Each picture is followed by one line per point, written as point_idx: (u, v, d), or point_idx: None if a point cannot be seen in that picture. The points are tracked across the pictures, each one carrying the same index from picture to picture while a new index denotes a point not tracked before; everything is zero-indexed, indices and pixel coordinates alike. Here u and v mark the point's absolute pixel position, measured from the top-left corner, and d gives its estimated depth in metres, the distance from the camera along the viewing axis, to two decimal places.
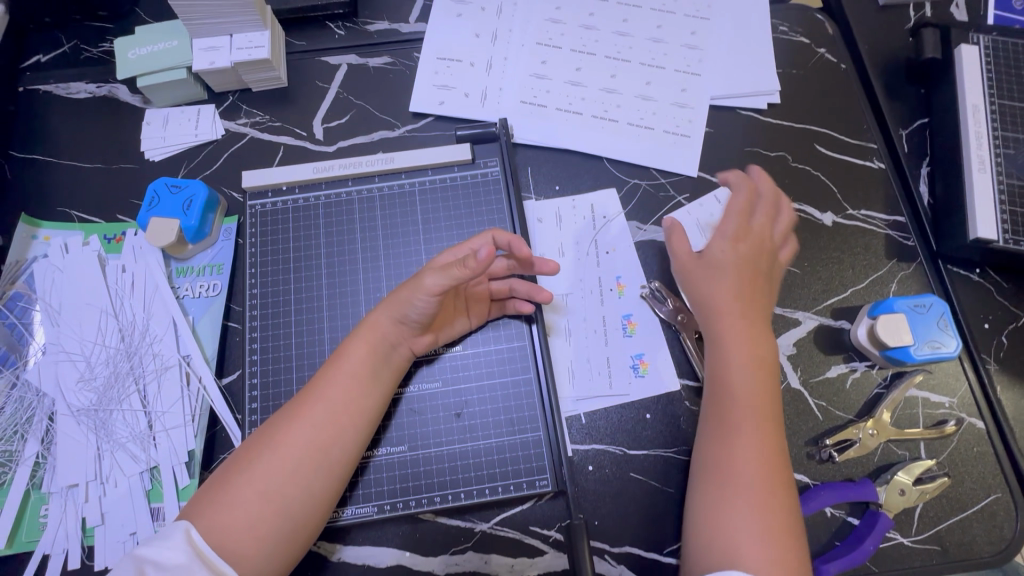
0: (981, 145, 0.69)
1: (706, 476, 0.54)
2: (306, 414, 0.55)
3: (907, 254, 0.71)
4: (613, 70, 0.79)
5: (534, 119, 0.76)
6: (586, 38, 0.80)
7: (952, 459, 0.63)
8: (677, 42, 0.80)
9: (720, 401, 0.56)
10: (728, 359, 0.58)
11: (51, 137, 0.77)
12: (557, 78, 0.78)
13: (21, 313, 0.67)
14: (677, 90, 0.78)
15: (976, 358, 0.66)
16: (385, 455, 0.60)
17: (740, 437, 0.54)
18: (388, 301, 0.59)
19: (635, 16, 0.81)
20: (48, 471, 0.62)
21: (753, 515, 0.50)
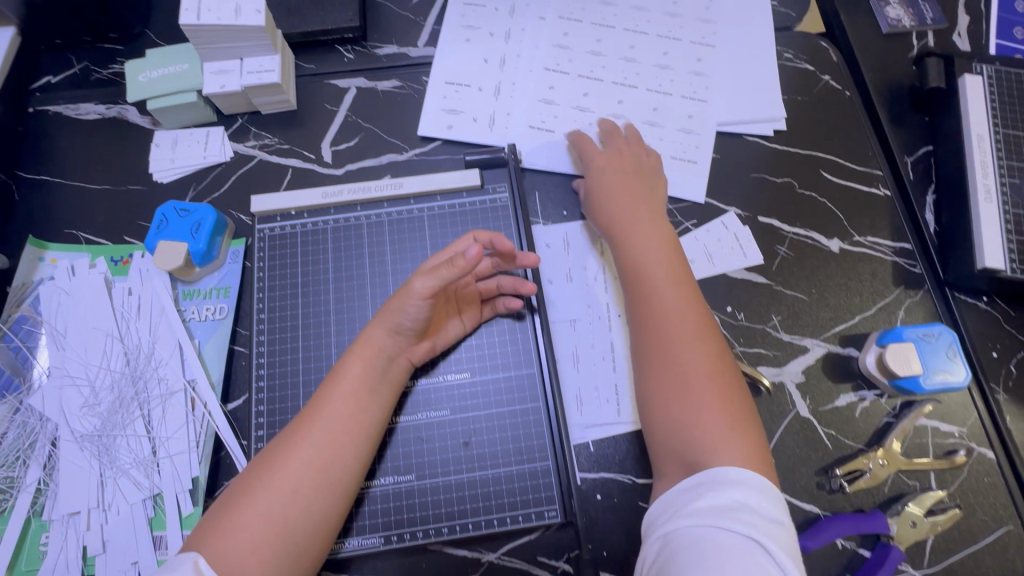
0: (986, 174, 0.70)
1: (650, 382, 0.57)
2: (305, 438, 0.54)
3: (915, 281, 0.71)
4: (620, 95, 0.79)
5: (542, 143, 0.76)
6: (594, 64, 0.81)
7: (963, 490, 0.62)
8: (683, 68, 0.81)
9: (641, 308, 0.61)
10: (639, 269, 0.63)
11: (59, 158, 0.78)
12: (565, 103, 0.79)
13: (26, 336, 0.67)
14: (685, 115, 0.78)
15: (985, 387, 0.66)
16: (385, 484, 0.59)
17: (671, 332, 0.58)
18: (383, 317, 0.58)
19: (642, 42, 0.82)
20: (49, 498, 0.61)
21: (684, 384, 0.55)
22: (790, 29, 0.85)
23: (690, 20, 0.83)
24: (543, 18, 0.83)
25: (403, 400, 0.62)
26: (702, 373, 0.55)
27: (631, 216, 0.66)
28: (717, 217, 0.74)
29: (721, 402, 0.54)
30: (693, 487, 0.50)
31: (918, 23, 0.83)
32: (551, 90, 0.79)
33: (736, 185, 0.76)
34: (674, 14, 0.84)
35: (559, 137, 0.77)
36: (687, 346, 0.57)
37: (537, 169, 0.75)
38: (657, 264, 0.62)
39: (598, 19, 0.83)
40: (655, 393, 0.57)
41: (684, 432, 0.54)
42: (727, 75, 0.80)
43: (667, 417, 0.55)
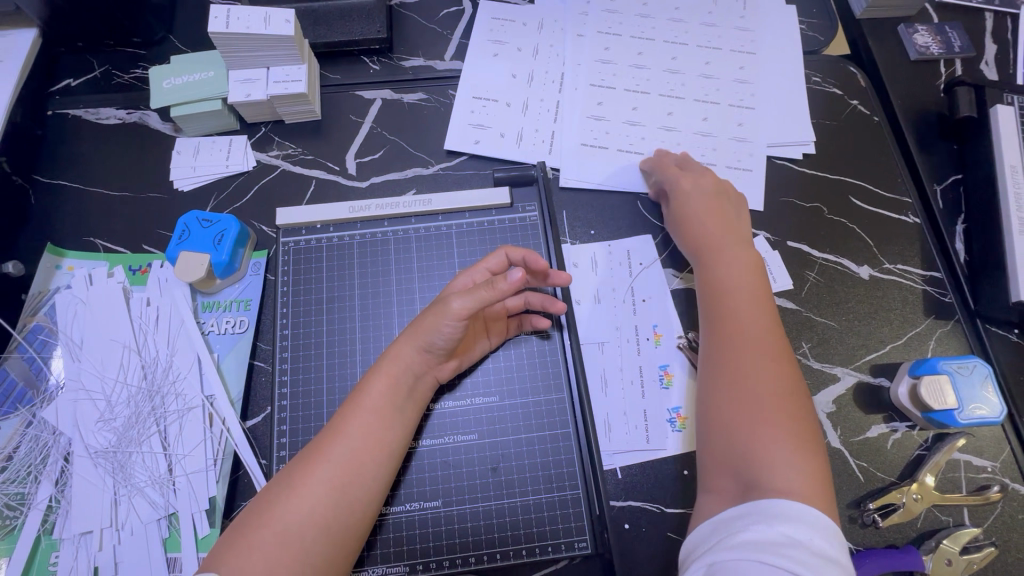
0: (1020, 206, 0.69)
1: (718, 399, 0.56)
2: (331, 454, 0.52)
3: (946, 311, 0.70)
4: (650, 114, 0.79)
5: (571, 161, 0.76)
6: (623, 82, 0.80)
7: (997, 527, 0.61)
8: (713, 88, 0.80)
9: (716, 323, 0.60)
10: (721, 285, 0.62)
11: (77, 163, 0.76)
12: (594, 121, 0.78)
13: (41, 346, 0.65)
14: (715, 135, 0.78)
15: (1019, 422, 0.65)
16: (404, 511, 0.58)
17: (749, 352, 0.57)
18: (412, 332, 0.57)
19: (671, 62, 0.82)
20: (61, 515, 0.59)
21: (756, 408, 0.54)
22: (819, 53, 0.84)
23: (719, 41, 0.83)
24: (571, 35, 0.83)
25: (423, 423, 0.61)
26: (772, 396, 0.54)
27: (710, 231, 0.66)
28: None
29: (788, 428, 0.53)
30: (740, 518, 0.48)
31: (947, 50, 0.83)
32: (581, 107, 0.79)
33: (766, 208, 0.75)
34: (702, 35, 0.84)
35: (588, 155, 0.76)
36: (762, 366, 0.56)
37: (566, 188, 0.74)
38: (739, 282, 0.62)
39: (627, 37, 0.83)
40: (719, 409, 0.56)
41: (743, 453, 0.53)
42: (756, 97, 0.80)
43: (730, 436, 0.54)
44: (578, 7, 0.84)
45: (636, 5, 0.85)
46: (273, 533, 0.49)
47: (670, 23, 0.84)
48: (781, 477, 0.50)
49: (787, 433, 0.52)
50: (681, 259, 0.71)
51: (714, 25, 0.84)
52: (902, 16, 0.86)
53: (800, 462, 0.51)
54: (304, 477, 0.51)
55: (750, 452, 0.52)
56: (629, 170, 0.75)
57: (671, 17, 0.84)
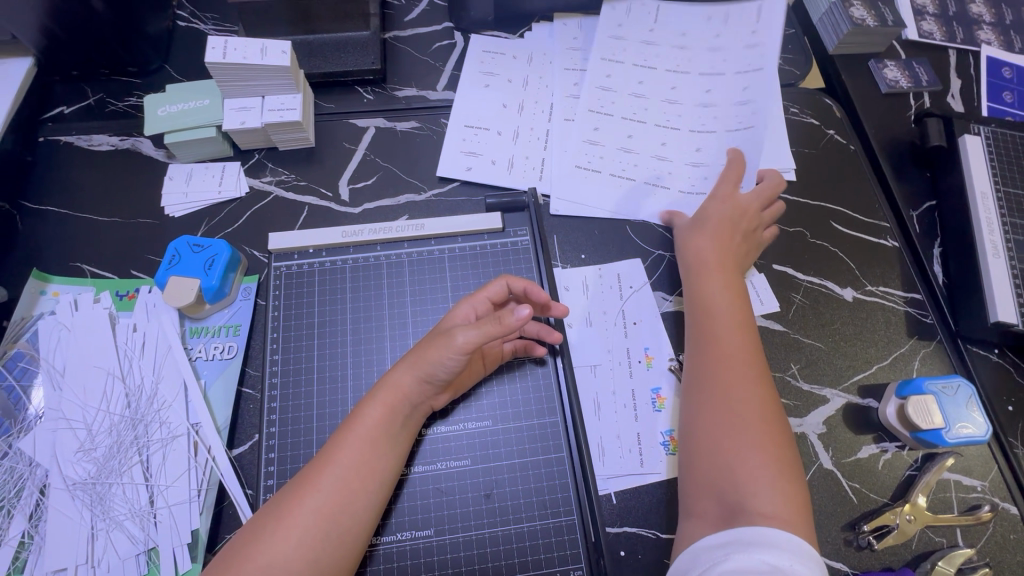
0: (991, 230, 0.72)
1: (702, 425, 0.57)
2: (319, 484, 0.51)
3: (928, 332, 0.72)
4: (642, 142, 0.81)
5: (563, 189, 0.77)
6: (617, 111, 0.82)
7: (989, 547, 0.61)
8: (706, 114, 0.82)
9: (705, 347, 0.61)
10: (709, 311, 0.63)
11: (68, 188, 0.76)
12: (587, 149, 0.80)
13: (21, 374, 0.62)
14: (705, 161, 0.79)
15: (1003, 441, 0.66)
16: (394, 541, 0.56)
17: (735, 380, 0.58)
18: (411, 358, 0.57)
19: (664, 90, 0.84)
20: (33, 553, 0.56)
21: (741, 435, 0.55)
22: (794, 87, 0.89)
23: (713, 67, 0.84)
24: (559, 67, 0.86)
25: (415, 449, 0.60)
26: (760, 425, 0.55)
27: (718, 253, 0.68)
28: None
29: (772, 456, 0.54)
30: (718, 547, 0.49)
31: (915, 84, 0.88)
32: (574, 134, 0.81)
33: None
34: (695, 60, 0.85)
35: (581, 182, 0.78)
36: (748, 394, 0.57)
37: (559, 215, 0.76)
38: (726, 309, 0.63)
39: (620, 66, 0.85)
40: (705, 434, 0.57)
41: (729, 477, 0.53)
42: None
43: (716, 461, 0.55)
44: (567, 41, 0.88)
45: (621, 40, 0.88)
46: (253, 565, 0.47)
47: (664, 50, 0.86)
48: (765, 504, 0.51)
49: (771, 461, 0.54)
50: (670, 281, 0.73)
51: (702, 49, 0.85)
52: (872, 52, 0.91)
53: (785, 493, 0.52)
54: (291, 505, 0.50)
55: (732, 478, 0.53)
56: (620, 198, 0.77)
57: (661, 45, 0.86)
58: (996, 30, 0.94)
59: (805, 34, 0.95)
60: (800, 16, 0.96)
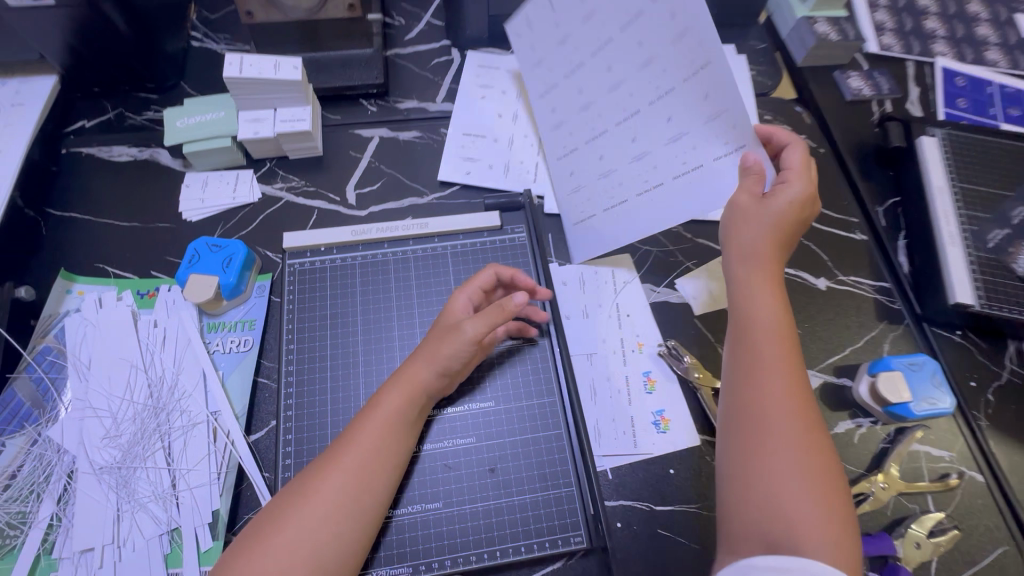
0: (948, 220, 0.78)
1: (750, 451, 0.53)
2: (335, 469, 0.54)
3: (895, 316, 0.78)
4: (624, 128, 0.73)
5: (585, 210, 0.77)
6: (586, 101, 0.75)
7: (959, 511, 0.66)
8: (670, 70, 0.67)
9: (747, 357, 0.57)
10: (753, 323, 0.59)
11: (90, 196, 0.80)
12: (584, 157, 0.77)
13: (49, 367, 0.66)
14: (688, 132, 0.68)
15: (967, 413, 0.71)
16: (407, 514, 0.60)
17: (783, 404, 0.54)
18: (422, 353, 0.60)
19: (622, 57, 0.71)
20: (61, 534, 0.59)
21: (790, 463, 0.51)
22: (766, 98, 0.97)
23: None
24: None
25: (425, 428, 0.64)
26: (809, 454, 0.52)
27: (768, 249, 0.62)
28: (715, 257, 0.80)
29: (820, 486, 0.51)
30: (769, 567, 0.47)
31: (877, 91, 0.96)
32: (561, 151, 0.79)
33: None
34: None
35: (594, 198, 0.76)
36: (796, 421, 0.53)
37: (573, 240, 0.78)
38: (771, 322, 0.58)
39: (558, 48, 0.76)
40: (750, 460, 0.53)
41: (774, 509, 0.50)
42: None
43: (762, 490, 0.51)
44: None
45: None
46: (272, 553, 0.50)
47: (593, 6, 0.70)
48: (807, 533, 0.48)
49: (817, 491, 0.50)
50: (658, 274, 0.78)
51: None
52: (837, 64, 0.99)
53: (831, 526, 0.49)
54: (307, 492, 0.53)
55: (776, 498, 0.50)
56: (621, 206, 0.74)
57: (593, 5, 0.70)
58: (949, 43, 1.03)
59: (777, 48, 1.03)
60: (771, 33, 1.04)
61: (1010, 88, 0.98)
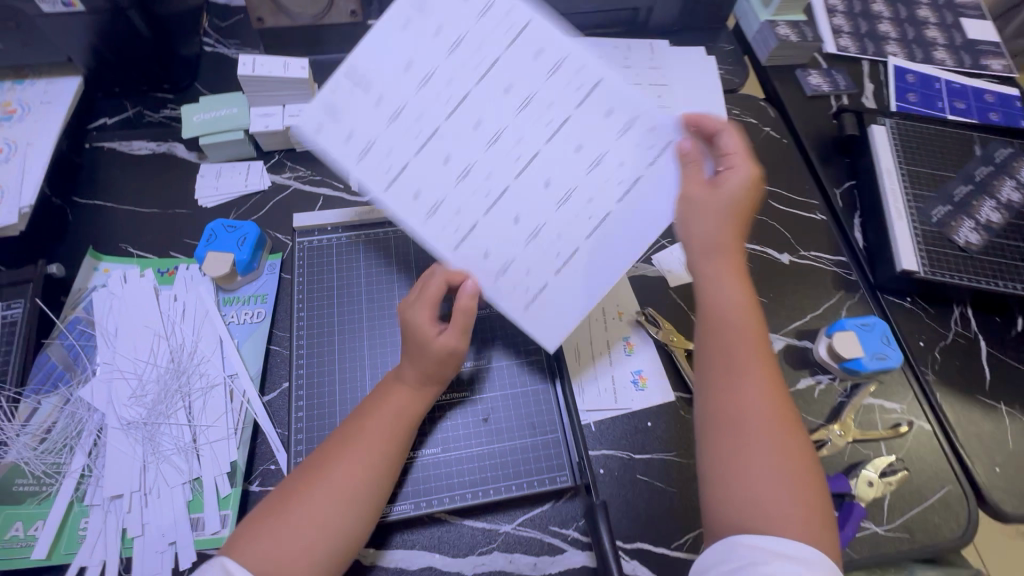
0: (896, 198, 0.86)
1: (723, 438, 0.56)
2: (346, 459, 0.58)
3: (851, 286, 0.86)
4: (526, 179, 0.60)
5: (525, 288, 0.60)
6: (460, 159, 0.60)
7: (908, 455, 0.73)
8: (556, 102, 0.60)
9: (730, 355, 0.60)
10: (720, 317, 0.62)
11: (112, 185, 0.87)
12: (493, 227, 0.60)
13: (80, 335, 0.72)
14: (608, 154, 0.59)
15: (915, 369, 0.79)
16: (425, 454, 0.67)
17: (750, 395, 0.58)
18: (420, 370, 0.63)
19: (489, 104, 0.60)
20: (92, 483, 0.65)
21: (763, 447, 0.55)
22: (733, 94, 1.05)
23: (515, 25, 0.59)
24: None
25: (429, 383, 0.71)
26: (782, 440, 0.55)
27: (730, 241, 0.64)
28: None
29: (792, 467, 0.54)
30: (760, 548, 0.49)
31: (834, 87, 1.05)
32: (454, 237, 0.60)
33: None
34: (483, 46, 0.59)
35: (533, 267, 0.60)
36: (767, 412, 0.57)
37: (533, 328, 0.60)
38: (735, 316, 0.62)
39: (390, 126, 0.59)
40: (726, 450, 0.56)
41: (750, 489, 0.53)
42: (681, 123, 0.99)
43: (741, 474, 0.54)
44: None
45: None
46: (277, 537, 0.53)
47: (432, 67, 0.59)
48: (782, 509, 0.52)
49: (790, 472, 0.54)
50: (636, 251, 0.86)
51: (646, 69, 1.04)
52: (798, 64, 1.08)
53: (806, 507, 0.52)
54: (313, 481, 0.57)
55: (757, 482, 0.53)
56: (573, 255, 0.60)
57: (413, 56, 0.59)
58: (900, 44, 1.13)
59: (743, 50, 1.12)
60: (737, 36, 1.13)
61: (956, 84, 1.08)
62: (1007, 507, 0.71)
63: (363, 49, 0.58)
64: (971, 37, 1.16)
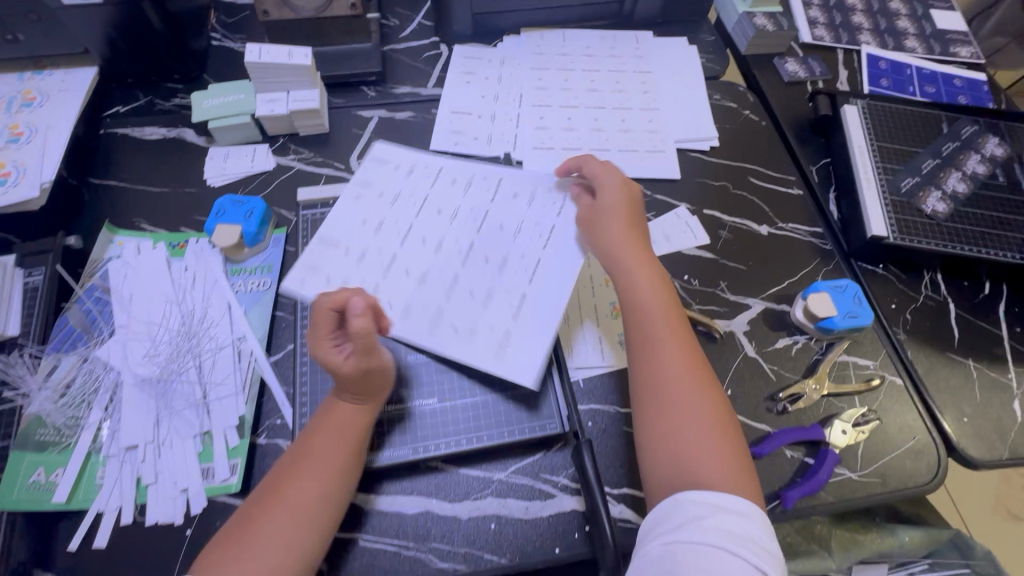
0: (867, 172, 0.91)
1: (649, 417, 0.65)
2: (295, 475, 0.61)
3: (827, 255, 0.90)
4: (471, 263, 0.77)
5: (496, 340, 0.71)
6: (418, 269, 0.76)
7: (882, 407, 0.77)
8: (475, 206, 0.82)
9: (648, 345, 0.69)
10: (638, 307, 0.71)
11: (125, 168, 0.92)
12: (458, 306, 0.74)
13: (97, 301, 0.77)
14: (525, 223, 0.80)
15: (888, 328, 0.83)
16: (422, 404, 0.72)
17: (670, 376, 0.66)
18: (350, 391, 0.65)
19: (428, 224, 0.80)
20: (109, 435, 0.68)
21: (687, 421, 0.63)
22: (714, 80, 1.11)
23: (433, 173, 0.85)
24: (528, 67, 1.07)
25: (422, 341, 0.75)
26: (704, 413, 0.64)
27: (631, 240, 0.75)
28: (671, 210, 0.93)
29: (715, 433, 0.63)
30: (705, 504, 0.56)
31: (810, 74, 1.10)
32: (428, 324, 0.73)
33: (687, 187, 0.96)
34: (414, 193, 0.83)
35: (494, 321, 0.73)
36: (689, 391, 0.65)
37: (511, 367, 0.69)
38: (651, 305, 0.71)
39: (359, 265, 0.76)
40: (655, 428, 0.64)
41: (680, 457, 0.62)
42: (664, 107, 1.04)
43: (672, 447, 0.63)
44: (532, 48, 1.10)
45: (576, 48, 1.10)
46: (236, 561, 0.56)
47: (381, 217, 0.80)
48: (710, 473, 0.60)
49: (713, 437, 0.63)
50: None
51: (630, 58, 1.10)
52: (776, 53, 1.14)
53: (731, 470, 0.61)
54: (268, 502, 0.60)
55: (685, 451, 0.62)
56: (525, 303, 0.73)
57: (367, 216, 0.80)
58: (873, 33, 1.19)
59: (723, 40, 1.18)
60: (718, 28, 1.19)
61: (926, 70, 1.14)
62: (973, 454, 0.75)
63: (330, 226, 0.79)
64: (941, 27, 1.22)
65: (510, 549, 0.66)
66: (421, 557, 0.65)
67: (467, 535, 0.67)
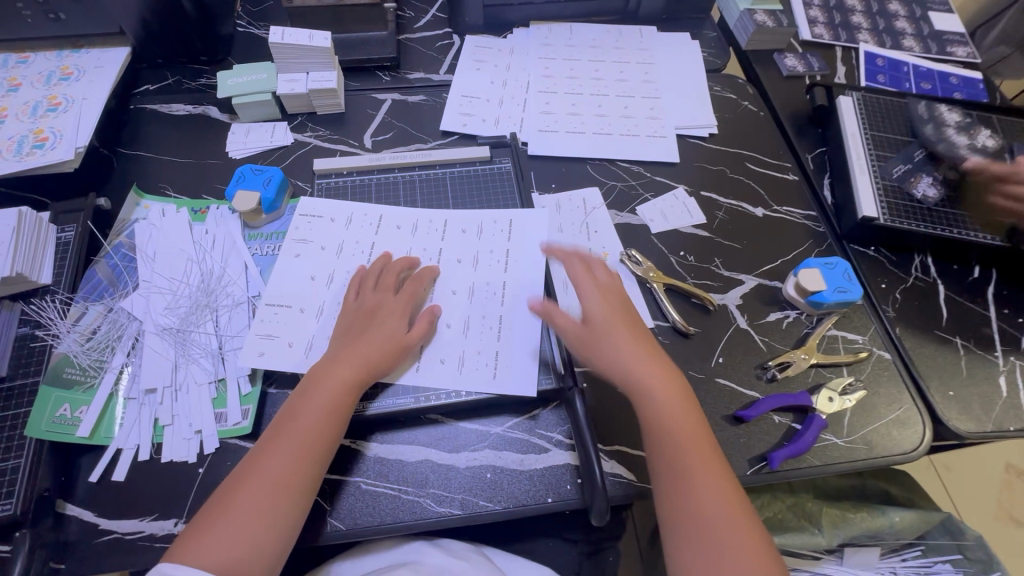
0: (860, 157, 0.94)
1: (680, 540, 0.61)
2: (256, 472, 0.61)
3: (820, 237, 0.94)
4: (441, 294, 0.80)
5: (485, 365, 0.74)
6: None
7: (869, 379, 0.80)
8: (427, 246, 0.84)
9: (668, 459, 0.64)
10: (651, 413, 0.67)
11: (153, 139, 0.98)
12: (437, 339, 0.76)
13: (124, 258, 0.82)
14: (479, 249, 0.84)
15: (878, 306, 0.86)
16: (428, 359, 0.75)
17: (693, 485, 0.63)
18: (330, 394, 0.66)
19: None
20: (130, 378, 0.73)
21: (718, 539, 0.60)
22: (715, 73, 1.15)
23: (373, 220, 0.86)
24: (535, 57, 1.12)
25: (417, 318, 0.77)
26: (733, 528, 0.60)
27: (631, 342, 0.71)
28: (670, 191, 0.97)
29: (750, 546, 0.59)
30: None
31: (809, 68, 1.14)
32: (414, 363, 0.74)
33: (685, 170, 1.00)
34: (359, 241, 0.84)
35: (481, 347, 0.76)
36: (715, 501, 0.62)
37: (507, 384, 0.73)
38: (663, 409, 0.67)
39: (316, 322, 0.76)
40: (687, 553, 0.60)
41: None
42: (666, 96, 1.08)
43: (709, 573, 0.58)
44: (540, 40, 1.15)
45: (582, 40, 1.15)
46: (206, 546, 0.57)
47: (331, 269, 0.81)
48: None
49: (748, 553, 0.59)
50: (622, 203, 0.95)
51: (635, 50, 1.15)
52: (776, 49, 1.18)
53: None
54: (221, 510, 0.59)
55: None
56: (503, 326, 0.77)
57: (314, 271, 0.81)
58: (872, 33, 1.23)
59: (725, 37, 1.22)
60: (720, 25, 1.24)
61: (923, 67, 1.17)
62: (958, 425, 0.77)
63: (275, 288, 0.78)
64: (938, 28, 1.26)
65: (505, 499, 0.69)
66: (419, 502, 0.68)
67: (463, 483, 0.70)
